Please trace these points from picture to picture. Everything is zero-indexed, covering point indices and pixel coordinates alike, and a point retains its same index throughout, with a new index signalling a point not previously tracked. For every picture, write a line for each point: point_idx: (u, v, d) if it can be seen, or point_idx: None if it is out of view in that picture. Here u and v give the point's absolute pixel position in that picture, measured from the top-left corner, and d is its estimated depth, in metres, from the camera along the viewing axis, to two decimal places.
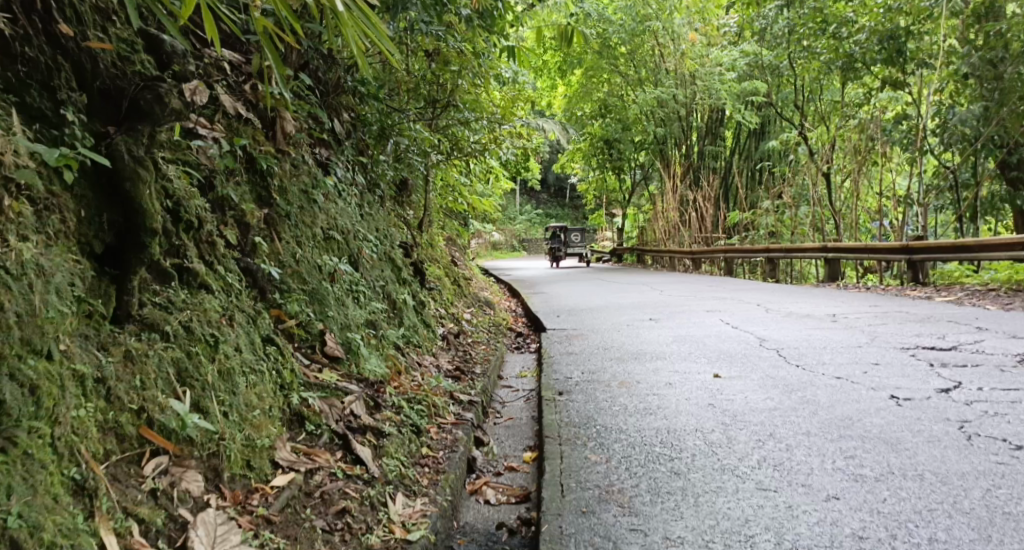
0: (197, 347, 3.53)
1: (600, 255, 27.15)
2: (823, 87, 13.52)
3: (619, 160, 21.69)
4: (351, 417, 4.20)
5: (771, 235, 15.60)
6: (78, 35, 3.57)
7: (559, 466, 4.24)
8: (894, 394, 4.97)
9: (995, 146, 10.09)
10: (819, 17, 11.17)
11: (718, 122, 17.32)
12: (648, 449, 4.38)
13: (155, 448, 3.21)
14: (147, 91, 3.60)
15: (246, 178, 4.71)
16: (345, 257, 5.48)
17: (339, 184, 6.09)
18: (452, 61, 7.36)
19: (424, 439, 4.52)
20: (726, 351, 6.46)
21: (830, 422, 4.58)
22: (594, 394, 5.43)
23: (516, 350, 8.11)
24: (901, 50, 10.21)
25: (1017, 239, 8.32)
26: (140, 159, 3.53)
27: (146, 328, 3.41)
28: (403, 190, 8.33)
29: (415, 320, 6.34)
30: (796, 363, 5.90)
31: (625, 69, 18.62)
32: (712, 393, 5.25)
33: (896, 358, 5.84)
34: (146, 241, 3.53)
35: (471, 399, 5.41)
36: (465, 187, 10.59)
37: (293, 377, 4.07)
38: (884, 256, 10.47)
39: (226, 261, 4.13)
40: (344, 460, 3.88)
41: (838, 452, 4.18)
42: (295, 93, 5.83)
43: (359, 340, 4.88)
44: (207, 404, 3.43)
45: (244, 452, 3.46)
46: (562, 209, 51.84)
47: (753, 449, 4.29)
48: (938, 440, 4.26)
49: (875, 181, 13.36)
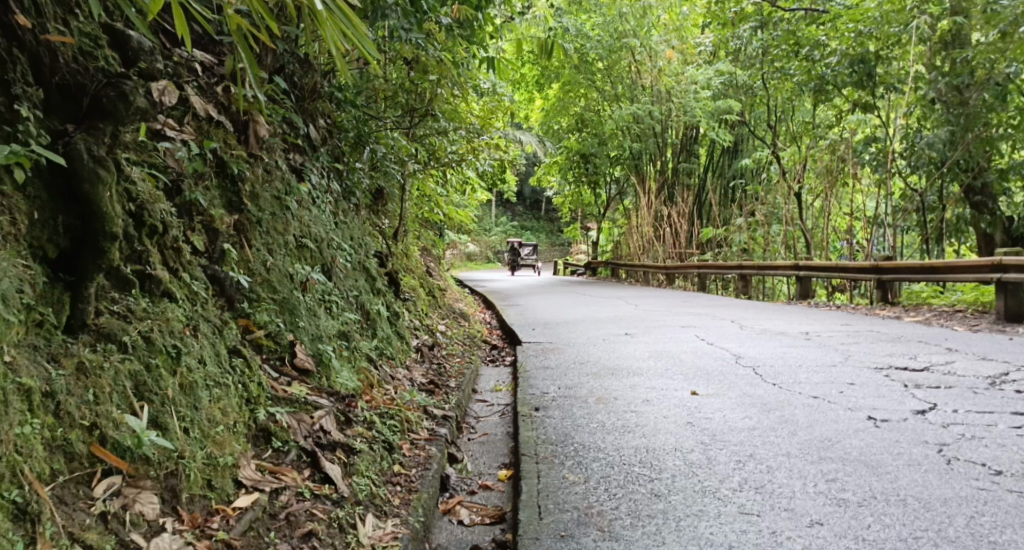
0: (157, 359, 3.34)
1: (575, 268, 27.04)
2: (796, 107, 13.65)
3: (595, 174, 21.57)
4: (320, 433, 4.01)
5: (743, 252, 15.55)
6: (37, 27, 3.37)
7: (535, 487, 4.09)
8: (871, 415, 4.86)
9: (961, 170, 10.08)
10: (793, 39, 11.07)
11: (693, 139, 17.28)
12: (626, 469, 4.24)
13: (108, 467, 3.02)
14: (110, 88, 3.44)
15: (216, 182, 4.54)
16: (318, 265, 5.31)
17: (314, 190, 5.92)
18: (430, 70, 7.21)
19: (397, 456, 4.35)
20: (703, 368, 6.34)
21: (810, 443, 4.46)
22: (571, 411, 5.28)
23: (490, 363, 7.94)
24: (871, 74, 10.24)
25: (982, 260, 8.23)
26: (101, 159, 3.35)
27: (102, 339, 3.22)
28: (379, 199, 8.14)
29: (389, 331, 6.17)
30: (773, 381, 5.78)
31: (602, 84, 18.42)
32: (689, 411, 5.12)
33: (870, 377, 5.74)
34: (105, 246, 3.35)
35: (444, 413, 5.25)
36: (442, 197, 10.42)
37: (260, 390, 3.90)
38: (855, 275, 10.39)
39: (192, 269, 3.94)
40: (312, 479, 3.69)
41: (819, 475, 4.06)
42: (269, 96, 5.66)
43: (330, 352, 4.71)
44: (166, 419, 3.25)
45: (204, 471, 3.27)
46: (537, 221, 51.82)
47: (733, 470, 4.15)
48: (918, 463, 4.15)
49: (847, 201, 13.31)
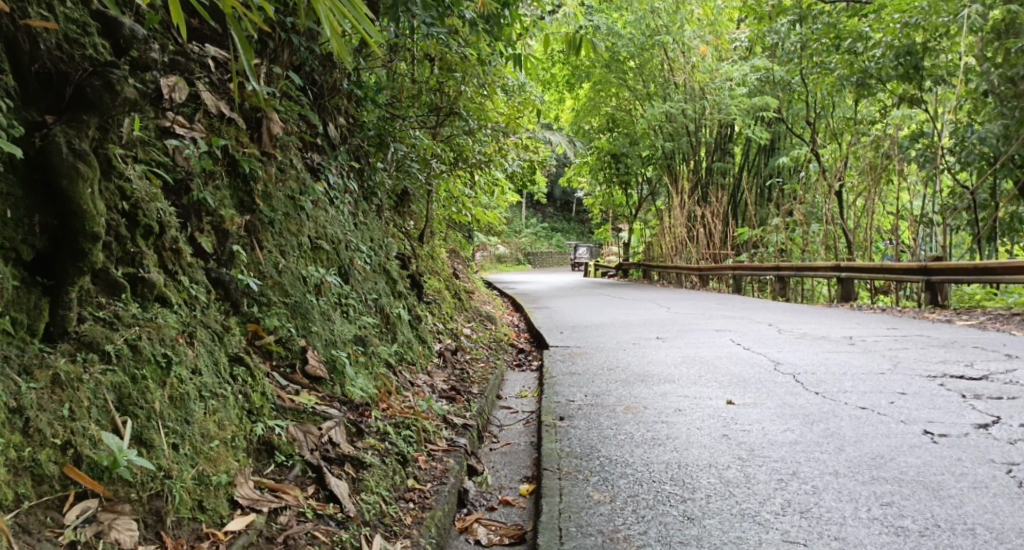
0: (144, 371, 3.12)
1: (606, 270, 26.65)
2: (836, 103, 13.22)
3: (626, 174, 21.15)
4: (329, 446, 3.77)
5: (781, 252, 15.10)
6: (16, 11, 3.17)
7: (559, 506, 3.82)
8: (927, 430, 4.53)
9: (1015, 166, 9.58)
10: (834, 32, 10.84)
11: (728, 138, 16.83)
12: (657, 487, 3.96)
13: (82, 490, 2.80)
14: (95, 78, 3.23)
15: (227, 181, 4.31)
16: (334, 267, 5.07)
17: (331, 190, 5.67)
18: (455, 67, 7.04)
19: (411, 469, 4.09)
20: (739, 375, 6.02)
21: (860, 460, 4.14)
22: (598, 420, 5.00)
23: (517, 367, 7.67)
24: (917, 66, 9.88)
25: None
26: (82, 152, 3.14)
27: (84, 348, 3.02)
28: (403, 201, 7.90)
29: (410, 336, 5.91)
30: (815, 390, 5.46)
31: (634, 83, 18.17)
32: (725, 422, 4.82)
33: (923, 387, 5.39)
34: (86, 248, 3.12)
35: (465, 422, 4.98)
36: (469, 198, 10.13)
37: (263, 401, 3.66)
38: (900, 276, 9.97)
39: (192, 272, 3.72)
40: (316, 497, 3.44)
41: (872, 498, 3.75)
42: (283, 93, 5.44)
43: (345, 358, 4.46)
44: (151, 436, 3.02)
45: (194, 492, 3.04)
46: (568, 224, 51.62)
47: (774, 491, 3.85)
48: (985, 486, 3.82)
49: (890, 200, 12.86)
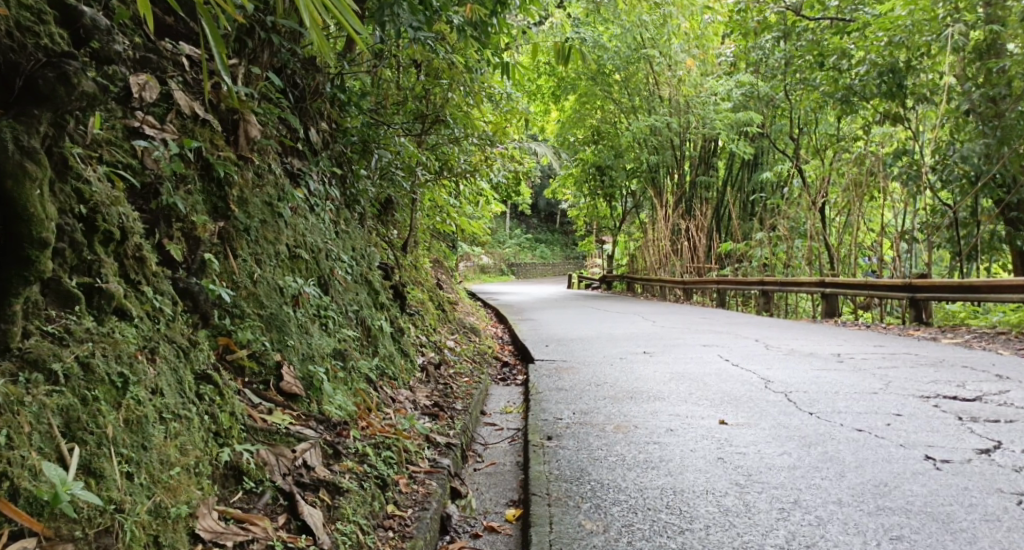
0: (97, 392, 2.86)
1: (589, 282, 26.43)
2: (819, 119, 13.07)
3: (610, 188, 20.95)
4: (303, 470, 3.49)
5: (764, 266, 14.90)
6: None
7: (547, 537, 3.57)
8: (929, 455, 4.31)
9: (996, 185, 9.38)
10: (818, 50, 10.75)
11: (712, 152, 16.75)
12: (653, 516, 3.71)
13: (19, 527, 2.55)
14: (49, 69, 3.00)
15: (200, 186, 4.03)
16: (313, 277, 4.80)
17: (312, 198, 5.40)
18: (441, 73, 6.82)
19: (391, 494, 3.81)
20: (731, 393, 5.79)
21: (863, 487, 3.92)
22: (587, 440, 4.75)
23: (499, 382, 7.40)
24: (901, 85, 9.59)
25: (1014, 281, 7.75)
26: (31, 150, 2.89)
27: (27, 367, 2.76)
28: (387, 210, 7.64)
29: (392, 348, 5.64)
30: (809, 410, 5.23)
31: (619, 97, 17.87)
32: (719, 444, 4.58)
33: (918, 408, 5.17)
34: (33, 255, 2.86)
35: (448, 441, 4.72)
36: (454, 208, 9.86)
37: (232, 422, 3.39)
38: (883, 293, 9.78)
39: (159, 281, 3.44)
40: (287, 528, 3.18)
41: (881, 531, 3.52)
42: (263, 95, 5.19)
43: (322, 374, 4.19)
44: (101, 465, 2.76)
45: (150, 527, 2.79)
46: (551, 236, 51.47)
47: (776, 521, 3.62)
48: (997, 519, 3.60)
49: (874, 216, 12.70)
